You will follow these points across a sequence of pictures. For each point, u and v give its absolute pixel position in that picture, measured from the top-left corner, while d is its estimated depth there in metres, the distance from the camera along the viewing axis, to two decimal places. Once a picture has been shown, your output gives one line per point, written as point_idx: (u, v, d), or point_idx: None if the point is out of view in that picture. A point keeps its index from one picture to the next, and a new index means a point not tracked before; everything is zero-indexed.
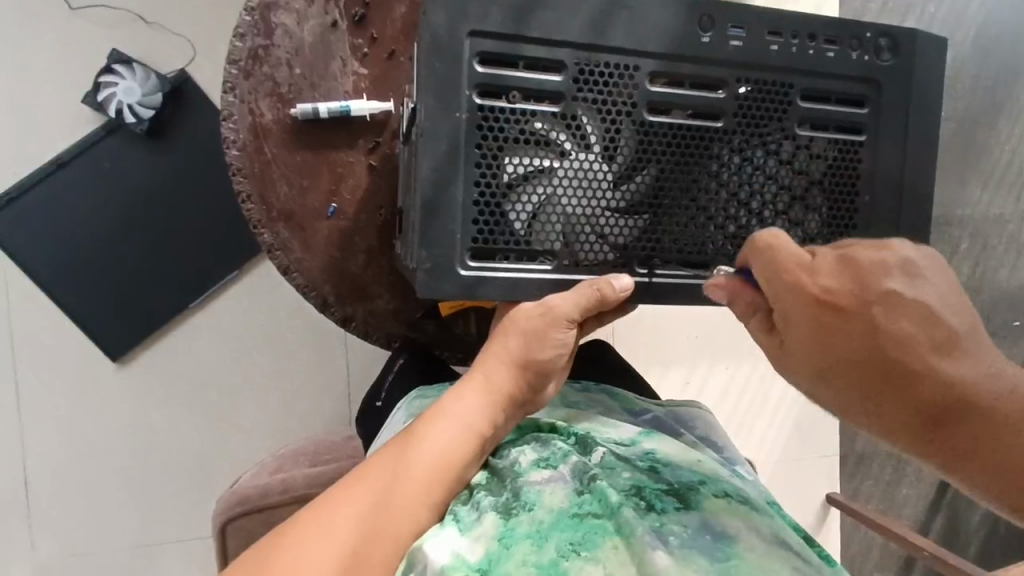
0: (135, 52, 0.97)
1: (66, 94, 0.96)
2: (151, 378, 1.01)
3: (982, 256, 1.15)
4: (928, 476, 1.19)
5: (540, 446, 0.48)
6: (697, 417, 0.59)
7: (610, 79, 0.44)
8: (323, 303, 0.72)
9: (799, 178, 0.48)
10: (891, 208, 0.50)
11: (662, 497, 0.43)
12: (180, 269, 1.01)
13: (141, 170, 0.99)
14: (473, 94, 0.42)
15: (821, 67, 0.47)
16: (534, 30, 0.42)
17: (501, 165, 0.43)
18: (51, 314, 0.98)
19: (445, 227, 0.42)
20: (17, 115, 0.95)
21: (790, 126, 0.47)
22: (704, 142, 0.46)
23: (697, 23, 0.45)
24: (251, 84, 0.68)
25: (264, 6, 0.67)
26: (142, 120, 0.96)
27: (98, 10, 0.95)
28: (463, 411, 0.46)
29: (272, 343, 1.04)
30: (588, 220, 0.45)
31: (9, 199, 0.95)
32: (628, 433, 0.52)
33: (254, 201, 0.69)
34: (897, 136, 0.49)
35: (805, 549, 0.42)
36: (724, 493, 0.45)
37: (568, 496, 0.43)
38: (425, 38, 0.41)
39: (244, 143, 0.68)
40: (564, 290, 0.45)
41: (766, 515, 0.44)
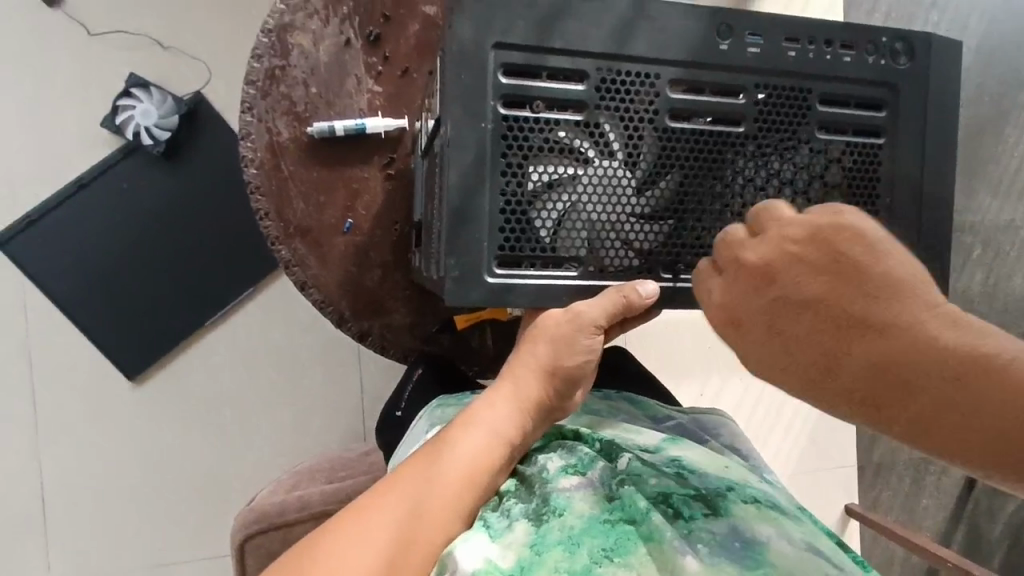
0: (151, 75, 0.99)
1: (86, 118, 0.98)
2: (169, 396, 1.02)
3: (995, 263, 1.13)
4: (949, 486, 1.17)
5: (566, 452, 0.48)
6: (721, 425, 0.58)
7: (632, 88, 0.45)
8: (340, 318, 0.73)
9: (818, 183, 0.49)
10: (913, 210, 0.50)
11: (689, 503, 0.43)
12: (197, 288, 1.02)
13: (157, 190, 1.00)
14: (498, 104, 0.43)
15: (837, 71, 0.48)
16: (557, 39, 0.43)
17: (526, 173, 0.44)
18: (70, 334, 0.99)
19: (473, 234, 0.42)
20: (38, 142, 0.97)
21: (809, 130, 0.48)
22: (725, 147, 0.47)
23: (716, 32, 0.46)
24: (268, 104, 0.69)
25: (281, 27, 0.69)
26: (158, 142, 0.97)
27: (114, 36, 0.98)
28: (492, 420, 0.46)
29: (286, 359, 1.04)
30: (612, 226, 0.46)
31: (29, 222, 0.97)
32: (651, 440, 0.51)
33: (272, 218, 0.70)
34: (914, 140, 0.50)
35: (835, 551, 0.41)
36: (752, 498, 0.44)
37: (599, 503, 0.43)
38: (451, 50, 0.42)
39: (261, 161, 0.69)
40: (591, 297, 0.45)
41: (796, 519, 0.43)
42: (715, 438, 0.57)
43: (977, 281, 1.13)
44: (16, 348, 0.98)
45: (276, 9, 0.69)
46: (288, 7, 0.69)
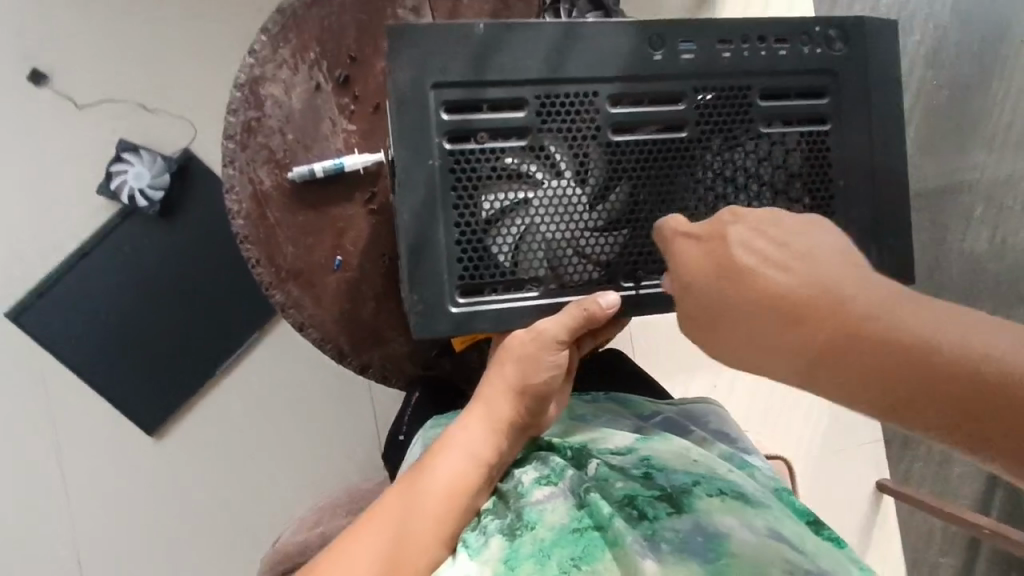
0: (140, 139, 1.03)
1: (84, 187, 1.02)
2: (190, 446, 1.05)
3: (1001, 218, 1.17)
4: None
5: (540, 463, 0.49)
6: (709, 411, 0.59)
7: (571, 108, 0.46)
8: (340, 353, 0.74)
9: (769, 174, 0.50)
10: (868, 189, 0.51)
11: (654, 504, 0.44)
12: (204, 339, 1.05)
13: (157, 248, 1.03)
14: (443, 140, 0.44)
15: (774, 65, 0.49)
16: (493, 72, 0.44)
17: (478, 203, 0.45)
18: (89, 397, 1.03)
19: (431, 267, 0.44)
20: (40, 214, 1.01)
21: (753, 125, 0.49)
22: (670, 153, 0.48)
23: (649, 44, 0.47)
24: (248, 155, 0.71)
25: (251, 80, 0.71)
26: (153, 202, 1.01)
27: (102, 105, 1.02)
28: (469, 445, 0.46)
29: (298, 397, 1.07)
30: (569, 243, 0.47)
31: (39, 292, 1.01)
32: (625, 441, 0.51)
33: (263, 264, 0.72)
34: (860, 121, 0.50)
35: (801, 535, 0.42)
36: (717, 489, 0.45)
37: (568, 512, 0.44)
38: (391, 94, 0.43)
39: (247, 212, 0.72)
40: (552, 313, 0.46)
41: (762, 505, 0.44)
42: (704, 426, 0.57)
43: (986, 240, 1.16)
44: (39, 415, 1.02)
45: (246, 63, 0.71)
46: (257, 60, 0.71)
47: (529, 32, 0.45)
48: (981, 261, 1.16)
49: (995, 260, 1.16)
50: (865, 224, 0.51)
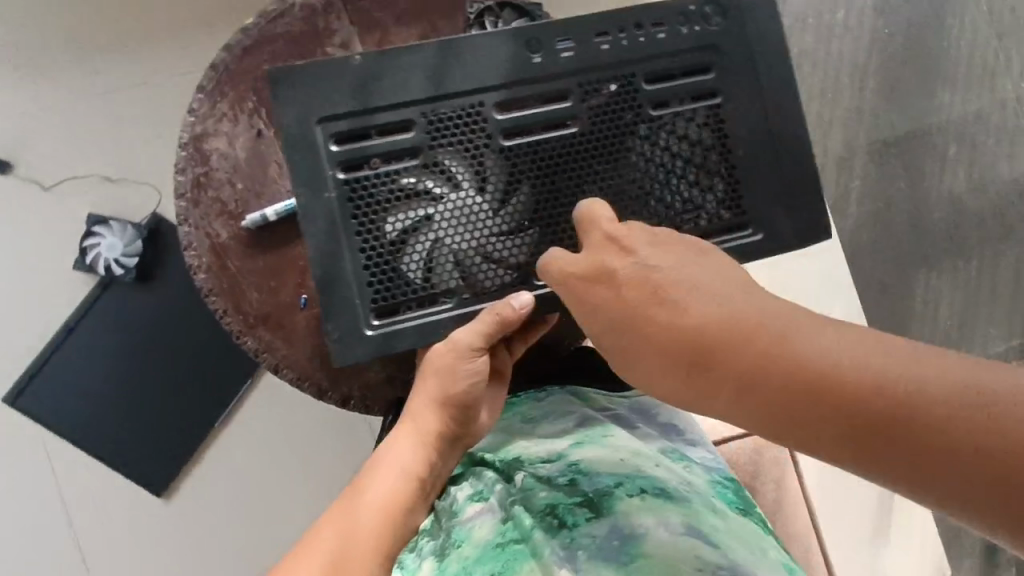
0: (108, 211, 1.05)
1: (61, 265, 1.04)
2: (199, 499, 1.08)
3: (975, 154, 1.26)
4: None
5: (474, 479, 0.50)
6: (659, 403, 0.59)
7: (458, 122, 0.47)
8: (319, 390, 0.74)
9: (668, 155, 0.51)
10: (769, 153, 0.51)
11: (575, 510, 0.46)
12: (195, 394, 1.07)
13: (140, 313, 1.05)
14: (336, 172, 0.46)
15: (655, 49, 0.50)
16: (376, 99, 0.46)
17: (381, 226, 0.47)
18: (94, 467, 1.05)
19: (343, 295, 0.45)
20: (24, 297, 1.04)
21: (643, 109, 0.50)
22: (565, 149, 0.49)
23: (525, 48, 0.48)
24: (201, 210, 0.73)
25: (195, 138, 0.72)
26: (129, 269, 1.03)
27: (68, 182, 1.04)
28: (401, 462, 0.48)
29: (297, 437, 1.09)
30: (478, 251, 0.48)
31: (32, 374, 1.03)
32: (558, 445, 0.52)
33: (231, 313, 0.73)
34: (750, 88, 0.51)
35: (716, 532, 0.45)
36: (639, 489, 0.47)
37: (494, 526, 0.45)
38: (280, 136, 0.45)
39: (208, 265, 0.73)
40: (465, 323, 0.47)
41: (681, 504, 0.47)
42: (652, 420, 0.58)
43: (963, 179, 1.26)
44: (52, 492, 1.05)
45: (187, 122, 0.72)
46: (198, 117, 0.72)
47: (406, 56, 0.46)
48: (963, 199, 1.26)
49: (975, 195, 1.26)
50: (772, 187, 0.51)
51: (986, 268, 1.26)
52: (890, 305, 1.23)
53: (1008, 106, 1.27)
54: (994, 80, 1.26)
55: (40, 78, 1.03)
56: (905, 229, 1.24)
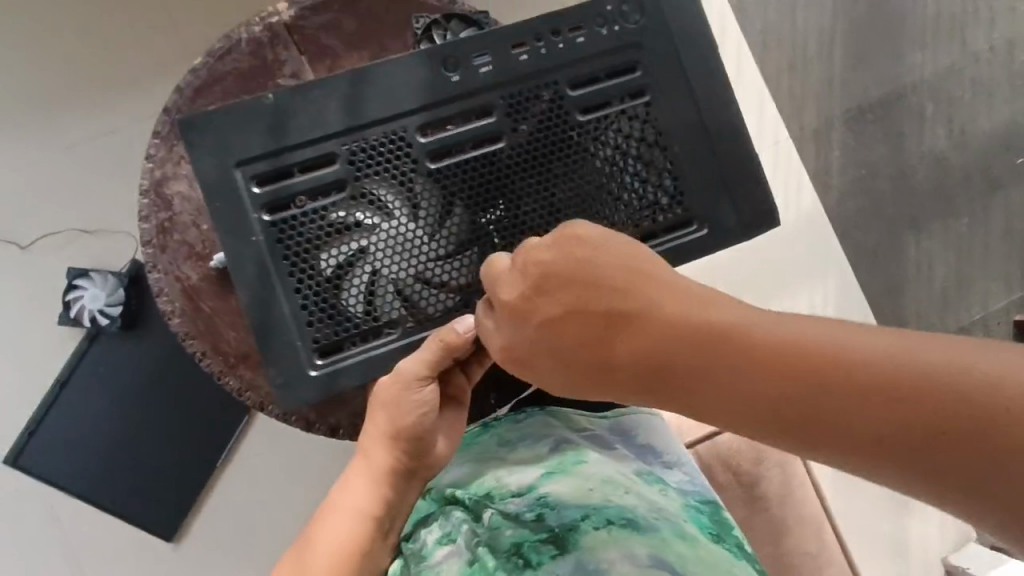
0: (87, 264, 1.05)
1: (46, 323, 1.04)
2: (207, 542, 1.08)
3: (954, 111, 1.25)
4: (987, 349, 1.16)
5: (443, 519, 0.51)
6: (637, 423, 0.60)
7: (381, 150, 0.47)
8: (308, 423, 0.71)
9: (603, 159, 0.50)
10: (706, 145, 0.51)
11: (540, 549, 0.47)
12: (191, 438, 1.06)
13: (129, 362, 1.05)
14: (262, 214, 0.45)
15: (575, 54, 0.49)
16: (295, 136, 0.46)
17: (314, 263, 0.46)
18: (100, 520, 1.06)
19: (283, 337, 0.45)
20: (15, 358, 1.04)
21: (570, 116, 0.49)
22: (495, 164, 0.48)
23: (442, 67, 0.48)
24: (169, 256, 0.71)
25: (155, 184, 0.71)
26: (114, 319, 1.02)
27: (46, 239, 1.04)
28: (354, 500, 0.47)
29: (299, 470, 1.09)
30: (417, 277, 0.48)
31: (30, 433, 1.03)
32: (529, 476, 0.53)
33: (209, 355, 0.71)
34: (677, 82, 0.50)
35: (680, 556, 0.47)
36: (606, 520, 0.48)
37: (460, 570, 0.47)
38: (201, 184, 0.45)
39: (181, 309, 0.71)
40: (410, 352, 0.46)
41: (646, 532, 0.48)
42: (630, 441, 0.59)
43: (943, 136, 1.25)
44: (65, 548, 1.05)
45: (146, 169, 0.71)
46: (155, 163, 0.71)
47: (319, 90, 0.46)
48: (946, 157, 1.25)
49: (958, 152, 1.25)
50: (712, 179, 0.51)
51: (977, 223, 1.25)
52: (884, 271, 1.22)
53: (980, 57, 1.26)
54: (964, 34, 1.25)
55: (5, 138, 1.03)
56: (890, 193, 1.23)
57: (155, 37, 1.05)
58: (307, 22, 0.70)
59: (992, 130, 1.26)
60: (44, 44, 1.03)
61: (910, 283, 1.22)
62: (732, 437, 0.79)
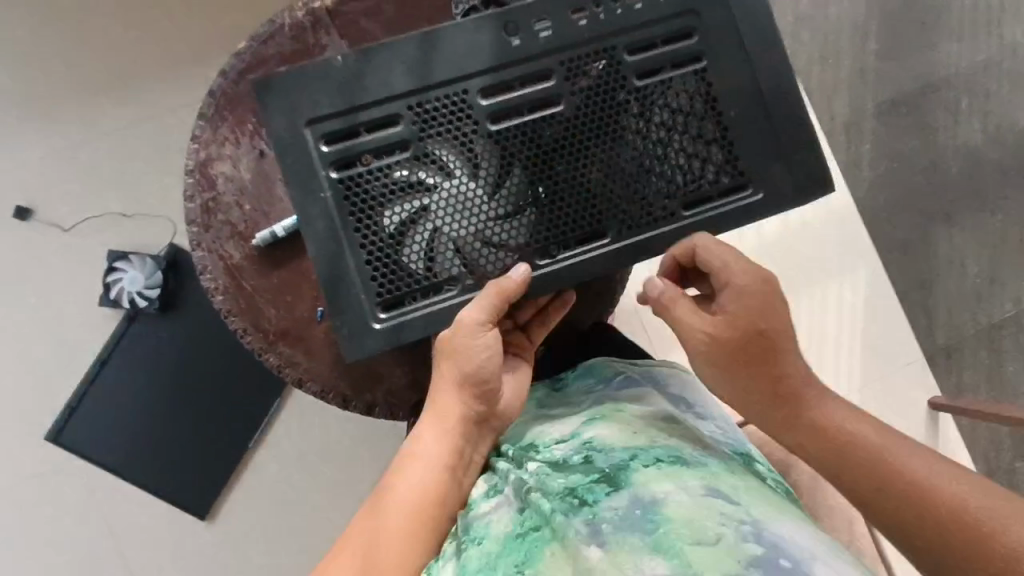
0: (128, 246, 1.07)
1: (88, 303, 1.07)
2: (240, 521, 1.10)
3: (990, 104, 1.23)
4: (1008, 345, 1.20)
5: (489, 474, 0.51)
6: (671, 373, 0.58)
7: (445, 111, 0.48)
8: (344, 400, 0.73)
9: (659, 123, 0.51)
10: (758, 111, 0.51)
11: (593, 488, 0.45)
12: (227, 417, 1.09)
13: (167, 342, 1.08)
14: (331, 172, 0.47)
15: (633, 20, 0.50)
16: (363, 96, 0.47)
17: (380, 220, 0.47)
18: (137, 496, 1.08)
19: (348, 291, 0.47)
20: (56, 339, 1.07)
21: (627, 80, 0.50)
22: (555, 127, 0.49)
23: (504, 31, 0.49)
24: (213, 234, 0.72)
25: (201, 163, 0.72)
26: (152, 300, 1.04)
27: (88, 222, 1.07)
28: (427, 450, 0.49)
29: (332, 450, 1.11)
30: (478, 236, 0.49)
31: (70, 411, 1.06)
32: (568, 428, 0.53)
33: (250, 331, 0.72)
34: (732, 49, 0.51)
35: (736, 489, 0.44)
36: (655, 459, 0.46)
37: (512, 517, 0.46)
38: (271, 142, 0.46)
39: (224, 286, 0.72)
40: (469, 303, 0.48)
41: (698, 467, 0.46)
42: (664, 388, 0.57)
43: (978, 130, 1.23)
44: (101, 524, 1.08)
45: (192, 149, 0.72)
46: (201, 143, 0.72)
47: (385, 52, 0.47)
48: (980, 150, 1.23)
49: (994, 146, 1.23)
50: (765, 146, 0.51)
51: (1011, 221, 1.22)
52: (914, 265, 1.21)
53: (1017, 50, 1.24)
54: (1000, 27, 1.24)
55: (52, 124, 1.06)
56: (922, 186, 1.22)
57: (197, 26, 1.07)
58: (345, 5, 0.72)
59: None
60: (91, 32, 1.06)
61: (941, 278, 1.21)
62: None
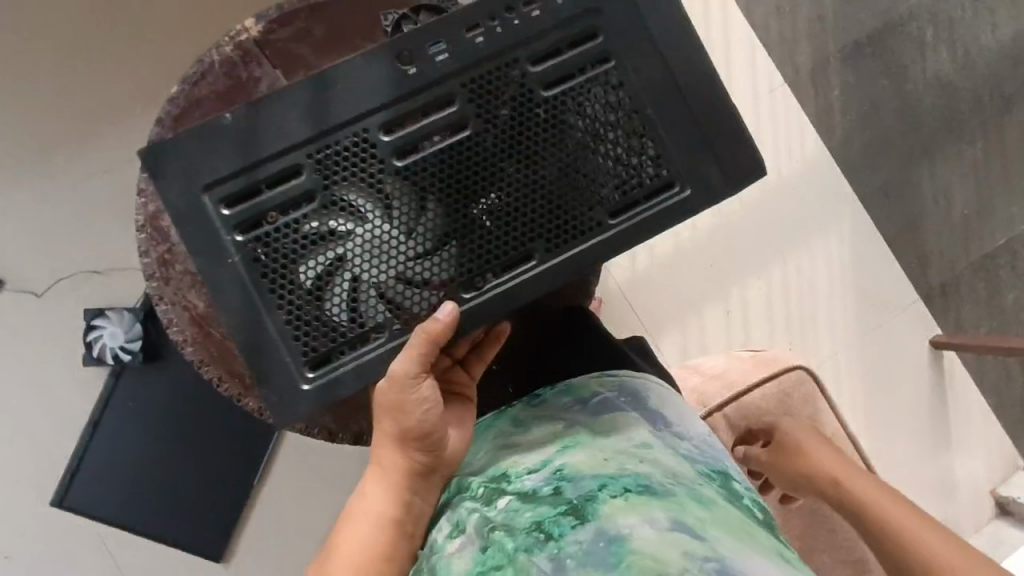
0: (103, 302, 1.06)
1: (72, 365, 1.06)
2: (258, 557, 1.10)
3: (956, 32, 1.20)
4: (1002, 275, 1.20)
5: (450, 511, 0.49)
6: (649, 390, 0.57)
7: (347, 154, 0.46)
8: (330, 434, 0.68)
9: (573, 132, 0.49)
10: (679, 105, 0.49)
11: (560, 521, 0.45)
12: (228, 458, 1.08)
13: (157, 392, 1.07)
14: (236, 236, 0.45)
15: (533, 28, 0.48)
16: (259, 151, 0.45)
17: (295, 277, 0.46)
18: (152, 548, 1.08)
19: (272, 357, 0.45)
20: (48, 402, 1.06)
21: (534, 93, 0.48)
22: (465, 153, 0.48)
23: (397, 61, 0.46)
24: (172, 285, 0.69)
25: (151, 216, 0.68)
26: (135, 353, 1.03)
27: (59, 283, 1.06)
28: (369, 507, 0.48)
29: (339, 475, 1.11)
30: (400, 278, 0.47)
31: (74, 473, 1.05)
32: (539, 454, 0.52)
33: (225, 379, 0.70)
34: (641, 43, 0.49)
35: (701, 522, 0.45)
36: (623, 489, 0.47)
37: (476, 556, 0.45)
38: (170, 214, 0.45)
39: (191, 336, 0.69)
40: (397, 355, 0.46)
41: (664, 498, 0.46)
42: (642, 404, 0.55)
43: (947, 61, 1.20)
44: None
45: (139, 202, 0.68)
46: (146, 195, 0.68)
47: (278, 102, 0.45)
48: (952, 81, 1.20)
49: (965, 74, 1.20)
50: (688, 138, 0.49)
51: (992, 148, 1.20)
52: (899, 208, 1.18)
53: None
54: None
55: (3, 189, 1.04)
56: (899, 125, 1.18)
57: (135, 68, 1.05)
58: (275, 36, 0.70)
59: (998, 46, 1.21)
60: (26, 90, 1.03)
61: (929, 218, 1.19)
62: (761, 394, 0.91)
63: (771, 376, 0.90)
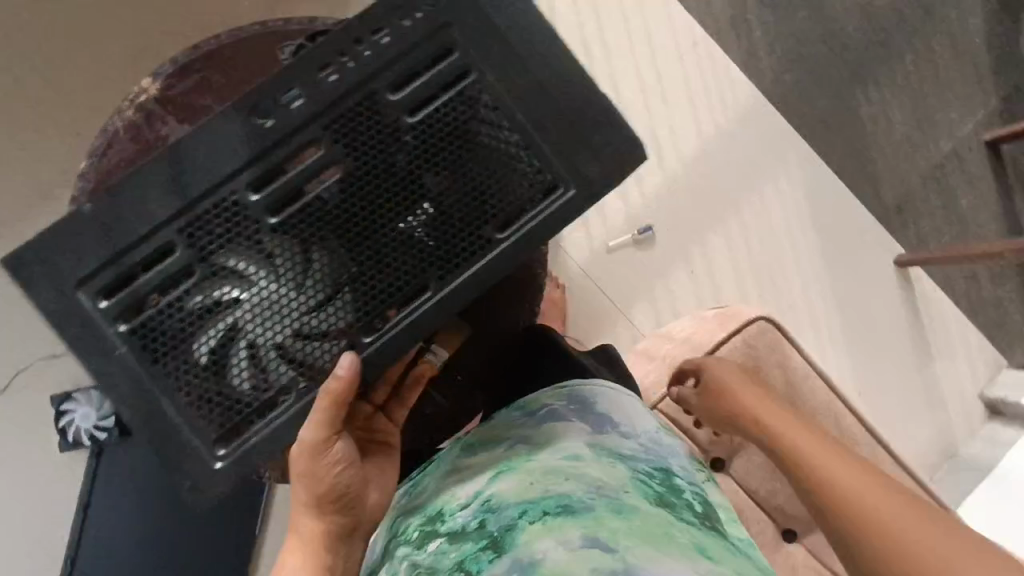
0: (66, 386, 1.03)
1: (47, 455, 1.02)
2: None
3: None
4: (954, 183, 1.19)
5: (389, 562, 0.51)
6: (597, 393, 0.59)
7: (218, 220, 0.45)
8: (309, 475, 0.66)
9: (446, 154, 0.48)
10: (549, 107, 0.48)
11: (479, 556, 0.47)
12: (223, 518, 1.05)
13: (143, 462, 1.03)
14: (120, 326, 0.44)
15: (386, 56, 0.47)
16: (124, 237, 0.44)
17: (190, 355, 0.45)
18: None
19: (179, 441, 0.45)
20: (22, 499, 1.02)
21: (399, 121, 0.47)
22: (339, 196, 0.46)
23: (252, 117, 0.45)
24: None
25: None
26: (110, 430, 1.01)
27: (16, 376, 1.02)
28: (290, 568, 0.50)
29: None
30: (298, 335, 0.46)
31: (71, 559, 1.01)
32: (471, 486, 0.53)
33: None
34: (498, 52, 0.48)
35: (616, 535, 0.46)
36: (542, 512, 0.48)
37: None
38: (45, 319, 0.43)
39: None
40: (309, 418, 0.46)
41: (582, 515, 0.47)
42: (589, 410, 0.57)
43: None
44: None
45: None
46: None
47: (136, 183, 0.44)
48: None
49: None
50: (562, 139, 0.48)
51: (922, 59, 1.19)
52: (841, 138, 1.17)
53: None
54: None
55: None
56: (827, 53, 1.17)
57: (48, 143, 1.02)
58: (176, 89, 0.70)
59: None
60: None
61: (872, 141, 1.18)
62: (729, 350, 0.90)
63: (733, 330, 0.90)
